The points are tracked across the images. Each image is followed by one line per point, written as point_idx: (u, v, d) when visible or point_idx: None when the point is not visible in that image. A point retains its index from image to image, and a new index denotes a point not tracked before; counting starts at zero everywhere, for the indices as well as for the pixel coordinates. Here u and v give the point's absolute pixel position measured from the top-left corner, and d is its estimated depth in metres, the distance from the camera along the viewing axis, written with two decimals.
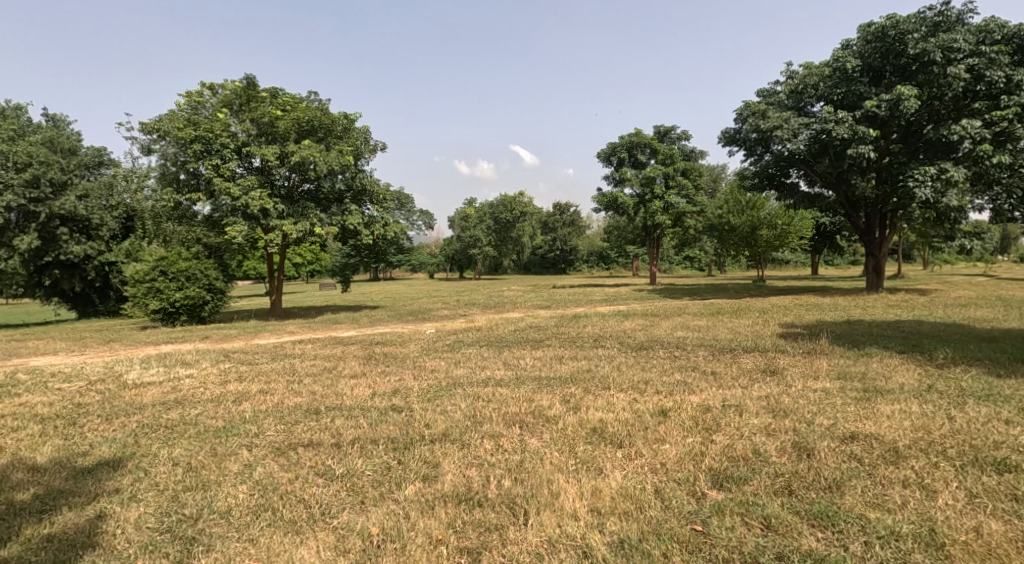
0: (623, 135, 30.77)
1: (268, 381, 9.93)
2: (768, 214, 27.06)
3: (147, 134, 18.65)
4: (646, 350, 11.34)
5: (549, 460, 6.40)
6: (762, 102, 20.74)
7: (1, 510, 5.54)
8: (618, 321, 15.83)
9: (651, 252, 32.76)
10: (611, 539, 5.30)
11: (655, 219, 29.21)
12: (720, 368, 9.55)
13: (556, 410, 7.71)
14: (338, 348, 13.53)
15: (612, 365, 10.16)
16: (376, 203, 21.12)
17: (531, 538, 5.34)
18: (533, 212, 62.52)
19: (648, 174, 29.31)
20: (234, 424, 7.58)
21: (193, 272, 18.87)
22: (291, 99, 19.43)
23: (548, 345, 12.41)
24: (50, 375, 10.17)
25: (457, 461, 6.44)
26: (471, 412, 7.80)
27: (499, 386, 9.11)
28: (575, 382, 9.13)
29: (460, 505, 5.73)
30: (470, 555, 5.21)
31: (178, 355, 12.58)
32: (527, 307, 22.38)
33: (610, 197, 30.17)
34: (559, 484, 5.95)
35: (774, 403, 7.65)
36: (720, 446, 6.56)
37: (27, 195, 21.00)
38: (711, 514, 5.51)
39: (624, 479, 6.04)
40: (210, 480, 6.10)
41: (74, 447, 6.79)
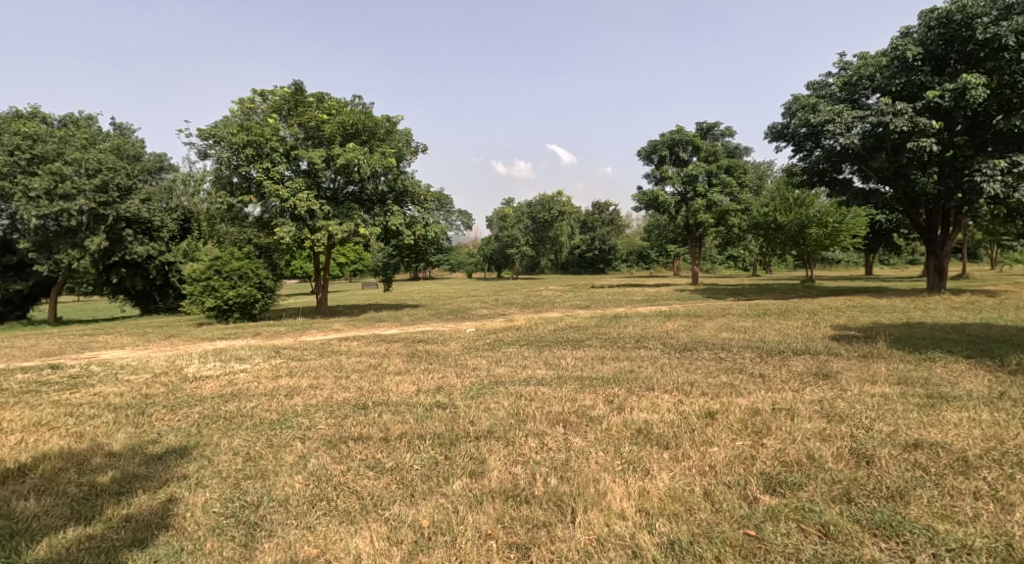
0: (663, 133, 30.48)
1: (317, 376, 10.22)
2: (817, 213, 26.29)
3: (202, 139, 19.30)
4: (691, 351, 11.29)
5: (594, 459, 6.44)
6: (813, 95, 20.39)
7: (82, 491, 5.81)
8: (660, 321, 15.76)
9: (693, 251, 32.31)
10: (660, 540, 5.31)
11: (697, 218, 28.79)
12: (768, 370, 9.46)
13: (600, 410, 7.74)
14: (382, 345, 13.81)
15: (656, 365, 10.14)
16: (418, 204, 21.35)
17: (579, 536, 5.38)
18: (572, 212, 62.55)
19: (690, 172, 28.98)
20: (287, 417, 7.82)
21: (245, 271, 19.40)
22: (336, 103, 19.79)
23: (589, 346, 12.44)
24: (118, 366, 10.65)
25: (503, 459, 6.52)
26: (515, 410, 7.88)
27: (542, 385, 9.17)
28: (619, 382, 9.14)
29: (508, 501, 5.81)
30: (520, 551, 5.29)
31: (234, 350, 13.03)
32: (566, 307, 22.35)
33: (650, 196, 29.96)
34: (606, 484, 5.98)
35: (828, 407, 7.54)
36: (771, 451, 6.50)
37: (97, 200, 22.02)
38: (765, 518, 5.47)
39: (672, 481, 6.04)
40: (268, 469, 6.31)
41: (144, 435, 7.10)
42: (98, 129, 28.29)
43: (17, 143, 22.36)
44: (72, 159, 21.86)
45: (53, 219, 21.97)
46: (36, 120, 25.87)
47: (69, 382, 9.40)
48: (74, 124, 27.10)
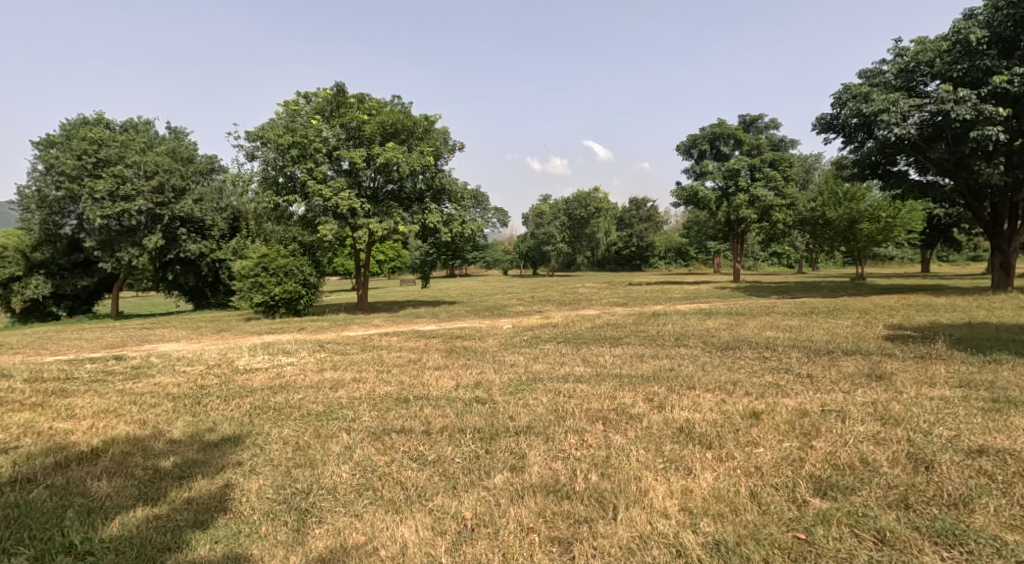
0: (705, 127, 30.55)
1: (359, 370, 10.47)
2: (869, 207, 25.74)
3: (250, 141, 19.84)
4: (733, 350, 11.16)
5: (635, 457, 6.46)
6: (866, 84, 19.97)
7: (148, 474, 6.02)
8: (701, 319, 15.63)
9: (736, 247, 31.87)
10: (705, 540, 5.29)
11: (739, 213, 28.31)
12: (816, 370, 9.32)
13: (640, 409, 7.75)
14: (421, 340, 14.00)
15: (696, 364, 10.08)
16: (455, 201, 21.50)
17: (622, 533, 5.39)
18: (610, 208, 62.26)
19: (732, 166, 28.61)
20: (333, 409, 8.03)
21: (291, 268, 19.89)
22: (376, 104, 20.09)
23: (628, 343, 12.43)
24: (175, 358, 11.07)
25: (543, 454, 6.59)
26: (554, 406, 7.94)
27: (581, 382, 9.22)
28: (660, 380, 9.10)
29: (550, 496, 5.86)
30: (562, 545, 5.32)
31: (281, 344, 13.40)
32: (603, 304, 22.28)
33: (690, 191, 29.76)
34: (648, 482, 6.00)
35: (883, 410, 7.40)
36: (821, 453, 6.42)
37: (155, 200, 22.89)
38: (816, 522, 5.42)
39: (716, 481, 6.01)
40: (316, 458, 6.49)
41: (200, 423, 7.36)
42: (156, 133, 29.34)
43: (83, 147, 23.05)
44: (132, 162, 22.77)
45: (116, 219, 22.87)
46: (100, 125, 26.94)
47: (131, 372, 9.83)
48: (134, 129, 28.09)
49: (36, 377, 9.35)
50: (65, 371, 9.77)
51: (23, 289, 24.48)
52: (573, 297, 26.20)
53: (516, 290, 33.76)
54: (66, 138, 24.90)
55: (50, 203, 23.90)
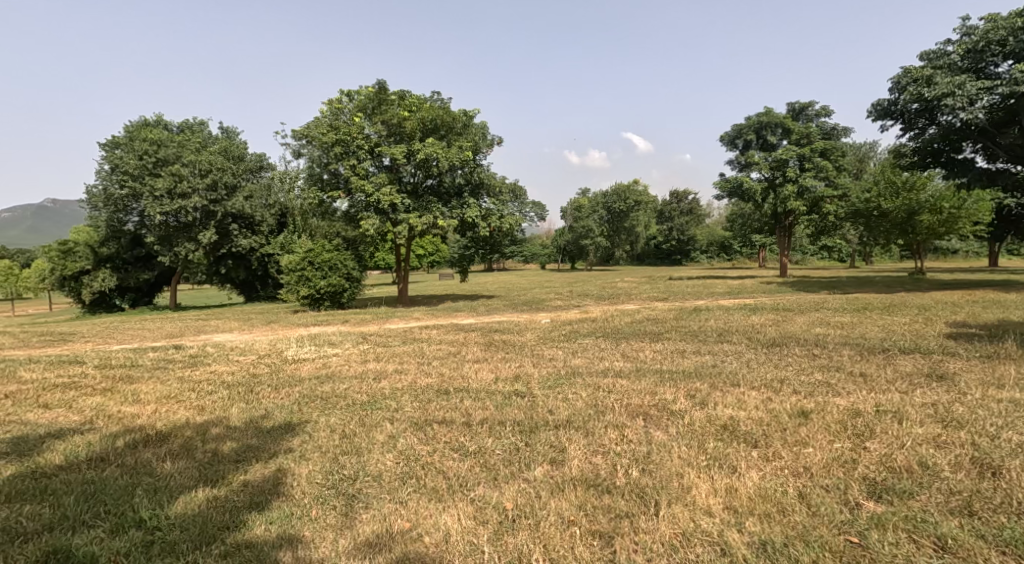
0: (751, 116, 30.12)
1: (401, 362, 10.75)
2: (930, 197, 25.01)
3: (296, 139, 20.39)
4: (779, 347, 11.11)
5: (677, 454, 6.53)
6: (929, 67, 19.42)
7: (208, 457, 6.34)
8: (746, 315, 15.54)
9: (783, 241, 31.31)
10: (751, 539, 5.30)
11: (786, 205, 27.79)
12: (870, 369, 9.21)
13: (681, 405, 7.81)
14: (460, 334, 14.25)
15: (741, 361, 10.06)
16: (493, 195, 21.65)
17: (664, 529, 5.43)
18: (650, 202, 61.74)
19: (779, 157, 28.10)
20: (376, 399, 8.32)
21: (335, 262, 20.40)
22: (417, 100, 20.40)
23: (668, 338, 12.47)
24: (229, 348, 11.53)
25: (582, 449, 6.71)
26: (594, 401, 8.08)
27: (621, 377, 9.34)
28: (703, 377, 9.13)
29: (590, 490, 5.96)
30: (603, 538, 5.38)
31: (326, 336, 13.82)
32: (643, 299, 22.23)
33: (735, 182, 29.40)
34: (690, 479, 6.06)
35: (944, 413, 7.31)
36: (876, 455, 6.38)
37: (209, 198, 23.71)
38: (869, 526, 5.37)
39: (762, 480, 6.03)
40: (362, 447, 6.74)
41: (253, 410, 7.71)
42: (209, 133, 30.27)
43: (144, 148, 24.15)
44: (187, 161, 23.57)
45: (174, 216, 23.79)
46: (157, 126, 27.95)
47: (189, 360, 10.31)
48: (190, 129, 29.18)
49: (105, 363, 9.92)
50: (130, 358, 10.32)
51: (92, 282, 25.67)
52: (611, 291, 26.25)
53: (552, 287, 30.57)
54: (129, 139, 25.98)
55: (114, 202, 24.30)
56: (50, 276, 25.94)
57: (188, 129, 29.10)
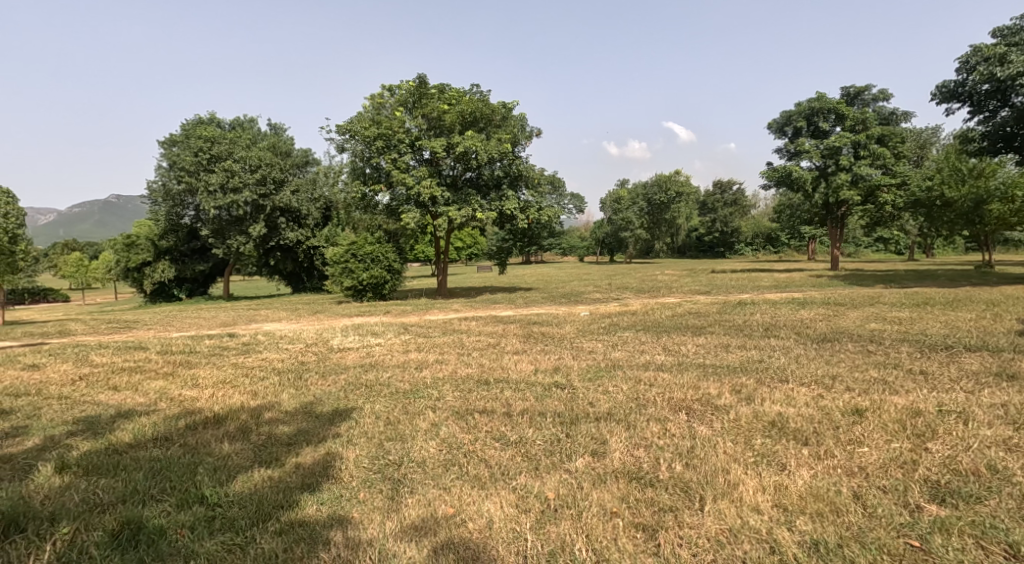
0: (802, 102, 29.28)
1: (442, 352, 10.97)
2: (1001, 184, 22.81)
3: (340, 134, 20.77)
4: (830, 343, 10.96)
5: (723, 449, 6.33)
6: (1001, 45, 18.61)
7: (263, 440, 6.63)
8: (793, 309, 15.35)
9: (834, 233, 30.72)
10: (802, 539, 4.99)
11: (840, 194, 27.19)
12: (931, 368, 8.94)
13: (727, 400, 7.73)
14: (499, 326, 14.42)
15: (789, 356, 9.97)
16: (532, 187, 21.72)
17: (711, 524, 5.17)
18: (693, 193, 61.04)
19: (833, 144, 27.47)
20: (419, 387, 8.55)
21: (377, 255, 20.84)
22: (457, 93, 20.55)
23: (711, 332, 12.44)
24: (279, 336, 11.95)
25: (625, 441, 6.61)
26: (634, 394, 8.13)
27: (662, 370, 9.40)
28: (749, 372, 9.12)
29: (633, 483, 5.78)
30: (647, 531, 5.15)
31: (370, 326, 14.18)
32: (684, 292, 22.09)
33: (784, 172, 28.82)
34: (737, 475, 5.79)
35: (1013, 414, 6.93)
36: (939, 457, 6.00)
37: (258, 192, 24.43)
38: (932, 530, 5.01)
39: (814, 479, 5.71)
40: (406, 434, 6.91)
41: (303, 396, 8.02)
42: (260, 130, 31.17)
43: (200, 145, 24.85)
44: (238, 157, 24.38)
45: (226, 210, 24.62)
46: (212, 123, 28.80)
47: (242, 347, 10.74)
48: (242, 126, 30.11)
49: (167, 349, 10.43)
50: (189, 345, 10.82)
51: (153, 272, 26.81)
52: (651, 284, 26.26)
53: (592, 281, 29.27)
54: (185, 137, 26.94)
55: (173, 197, 25.55)
56: (115, 267, 27.11)
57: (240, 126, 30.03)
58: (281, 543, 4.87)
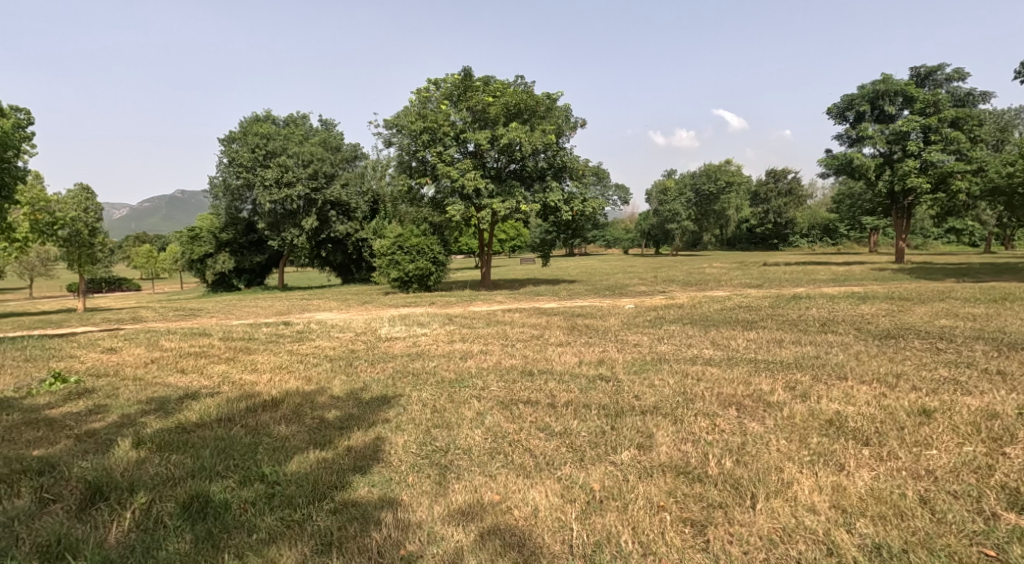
0: (865, 86, 28.46)
1: (486, 343, 11.20)
2: None
3: (387, 129, 21.25)
4: (894, 340, 10.71)
5: (775, 447, 6.16)
6: None
7: (317, 423, 6.96)
8: (854, 304, 15.02)
9: (899, 224, 29.78)
10: (864, 542, 4.78)
11: (907, 182, 26.23)
12: (1008, 368, 8.55)
13: (780, 397, 7.56)
14: (542, 318, 14.61)
15: (848, 353, 9.74)
16: (576, 178, 21.75)
17: (763, 523, 5.02)
18: (745, 183, 60.11)
19: (898, 129, 26.68)
20: (463, 377, 8.79)
21: (422, 247, 21.26)
22: (501, 85, 20.74)
23: (763, 327, 12.36)
24: (331, 325, 12.38)
25: (672, 436, 6.56)
26: (681, 388, 8.13)
27: (711, 365, 9.40)
28: (804, 368, 8.93)
29: (680, 478, 5.71)
30: (695, 527, 5.06)
31: (416, 316, 14.54)
32: (734, 285, 21.81)
33: (844, 159, 28.19)
34: (792, 474, 5.62)
35: None
36: (1017, 463, 5.68)
37: (309, 186, 25.15)
38: (1010, 540, 4.72)
39: (875, 481, 5.50)
40: (452, 421, 7.15)
41: (353, 383, 8.35)
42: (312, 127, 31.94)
43: (256, 141, 25.51)
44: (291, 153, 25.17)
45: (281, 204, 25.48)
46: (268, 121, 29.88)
47: (296, 335, 11.19)
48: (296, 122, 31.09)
49: (228, 335, 10.96)
50: (248, 331, 11.34)
51: (214, 263, 27.89)
52: (698, 277, 26.16)
53: (623, 282, 24.47)
54: (243, 134, 27.93)
55: (231, 191, 26.60)
56: (182, 258, 28.70)
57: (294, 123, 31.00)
58: (335, 521, 5.10)
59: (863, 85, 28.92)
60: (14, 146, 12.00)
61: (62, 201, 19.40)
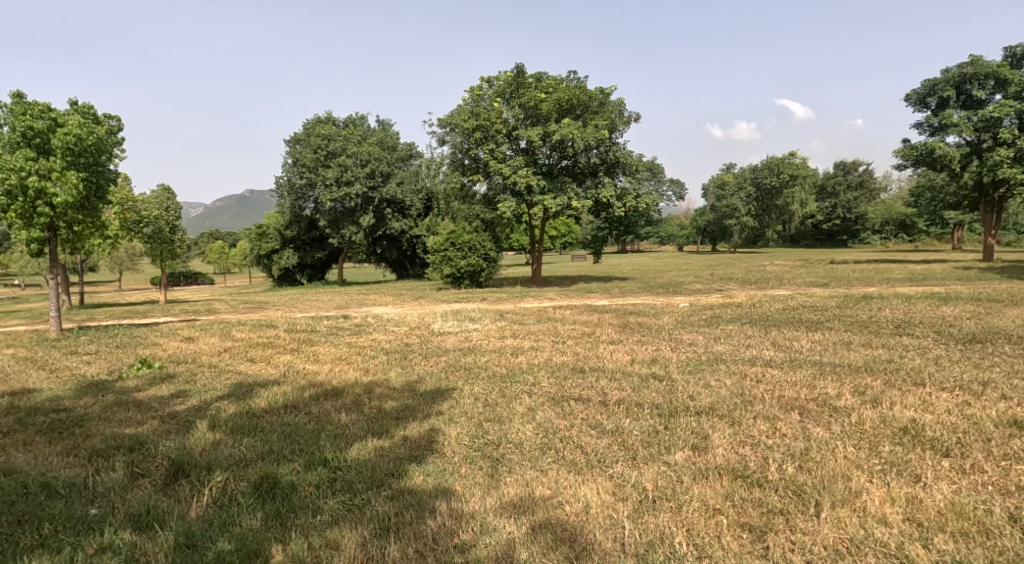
0: (952, 68, 26.81)
1: (537, 339, 11.38)
2: None
3: (441, 127, 21.68)
4: (980, 345, 10.28)
5: (842, 454, 6.12)
6: None
7: (375, 413, 7.27)
8: (933, 306, 14.48)
9: (988, 218, 27.86)
10: (940, 559, 4.75)
11: (996, 172, 23.91)
12: None
13: (848, 402, 7.45)
14: (594, 315, 14.68)
15: (925, 358, 9.44)
16: (629, 174, 21.65)
17: (829, 532, 5.04)
18: (810, 177, 58.47)
19: (987, 114, 24.70)
20: (515, 372, 9.00)
21: (474, 243, 21.56)
22: (554, 81, 20.80)
23: (830, 328, 12.14)
24: (388, 319, 12.78)
25: (728, 438, 6.59)
26: (739, 390, 8.12)
27: (771, 366, 9.33)
28: (875, 372, 8.74)
29: (737, 481, 5.75)
30: (753, 532, 5.12)
31: (468, 312, 14.83)
32: (796, 284, 21.26)
33: (925, 148, 26.35)
34: (860, 483, 5.59)
35: None
36: None
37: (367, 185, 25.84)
38: None
39: (956, 495, 5.41)
40: (504, 416, 7.35)
41: (408, 375, 8.66)
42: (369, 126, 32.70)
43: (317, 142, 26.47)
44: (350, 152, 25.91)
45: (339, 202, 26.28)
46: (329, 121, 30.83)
47: (354, 328, 11.60)
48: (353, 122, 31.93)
49: (292, 327, 11.47)
50: (310, 324, 11.84)
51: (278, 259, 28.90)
52: (760, 274, 25.60)
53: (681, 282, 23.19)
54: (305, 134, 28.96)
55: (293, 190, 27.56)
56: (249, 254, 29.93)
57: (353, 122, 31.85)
58: (393, 508, 5.36)
59: (949, 69, 27.26)
60: (108, 148, 12.64)
61: (147, 200, 20.33)
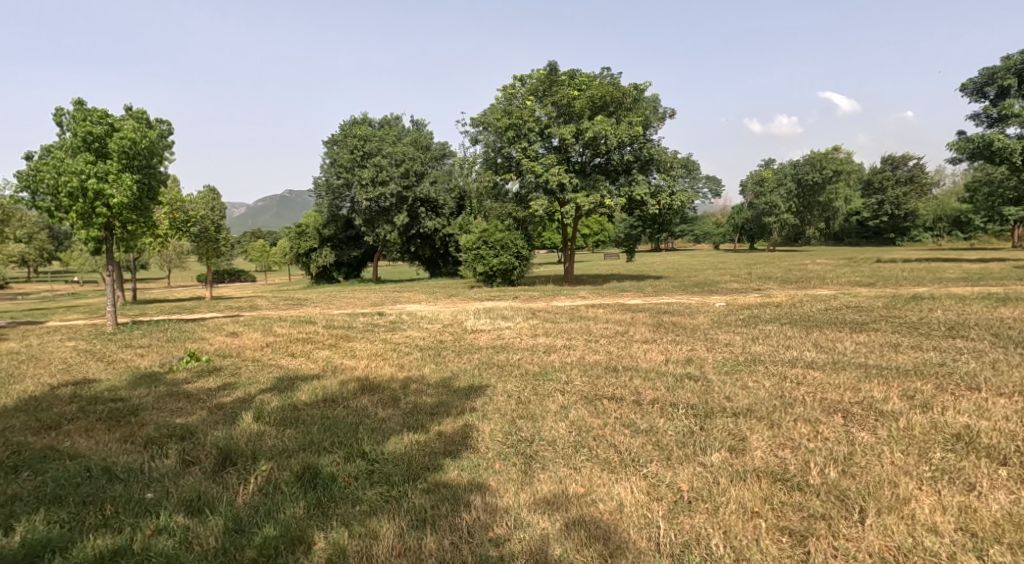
0: (1013, 57, 26.01)
1: (570, 338, 11.46)
2: None
3: (474, 127, 21.85)
4: None
5: (889, 459, 6.06)
6: None
7: (410, 408, 7.43)
8: (987, 307, 14.09)
9: None
10: None
11: None
12: None
13: (894, 406, 7.34)
14: (627, 314, 14.66)
15: (982, 362, 9.21)
16: (664, 171, 21.54)
17: (874, 540, 5.03)
18: (855, 172, 57.09)
19: None
20: (547, 370, 9.11)
21: (506, 242, 21.67)
22: (587, 78, 20.77)
23: (876, 330, 11.94)
24: (422, 316, 12.98)
25: (766, 440, 6.59)
26: (778, 391, 8.08)
27: (812, 368, 9.24)
28: (925, 376, 8.57)
29: (777, 484, 5.76)
30: (793, 536, 5.13)
31: (500, 310, 14.95)
32: (840, 284, 20.86)
33: (982, 139, 25.49)
34: (908, 490, 5.55)
35: None
36: None
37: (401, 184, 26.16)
38: None
39: (1014, 505, 5.33)
40: (538, 414, 7.45)
41: (442, 371, 8.82)
42: (403, 125, 33.07)
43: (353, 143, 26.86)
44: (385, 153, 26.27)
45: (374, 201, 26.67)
46: (363, 122, 31.24)
47: (389, 325, 11.82)
48: (388, 122, 32.29)
49: (330, 324, 11.74)
50: (347, 321, 12.10)
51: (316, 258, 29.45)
52: (800, 274, 25.16)
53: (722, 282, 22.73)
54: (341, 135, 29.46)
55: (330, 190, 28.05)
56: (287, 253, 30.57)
57: (387, 122, 32.21)
58: (429, 500, 5.51)
59: (1009, 58, 26.40)
60: (159, 151, 13.07)
61: (194, 201, 20.84)
